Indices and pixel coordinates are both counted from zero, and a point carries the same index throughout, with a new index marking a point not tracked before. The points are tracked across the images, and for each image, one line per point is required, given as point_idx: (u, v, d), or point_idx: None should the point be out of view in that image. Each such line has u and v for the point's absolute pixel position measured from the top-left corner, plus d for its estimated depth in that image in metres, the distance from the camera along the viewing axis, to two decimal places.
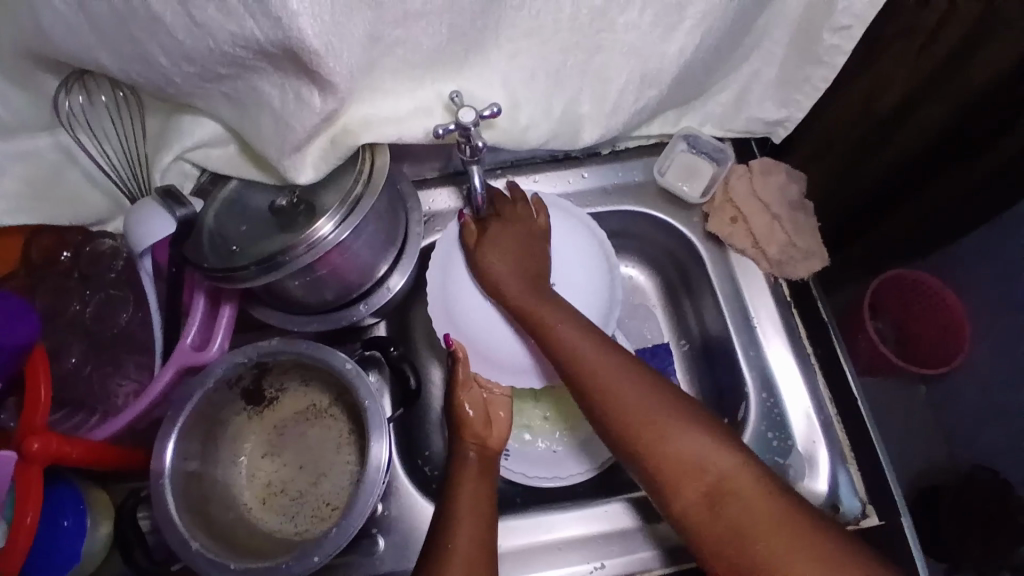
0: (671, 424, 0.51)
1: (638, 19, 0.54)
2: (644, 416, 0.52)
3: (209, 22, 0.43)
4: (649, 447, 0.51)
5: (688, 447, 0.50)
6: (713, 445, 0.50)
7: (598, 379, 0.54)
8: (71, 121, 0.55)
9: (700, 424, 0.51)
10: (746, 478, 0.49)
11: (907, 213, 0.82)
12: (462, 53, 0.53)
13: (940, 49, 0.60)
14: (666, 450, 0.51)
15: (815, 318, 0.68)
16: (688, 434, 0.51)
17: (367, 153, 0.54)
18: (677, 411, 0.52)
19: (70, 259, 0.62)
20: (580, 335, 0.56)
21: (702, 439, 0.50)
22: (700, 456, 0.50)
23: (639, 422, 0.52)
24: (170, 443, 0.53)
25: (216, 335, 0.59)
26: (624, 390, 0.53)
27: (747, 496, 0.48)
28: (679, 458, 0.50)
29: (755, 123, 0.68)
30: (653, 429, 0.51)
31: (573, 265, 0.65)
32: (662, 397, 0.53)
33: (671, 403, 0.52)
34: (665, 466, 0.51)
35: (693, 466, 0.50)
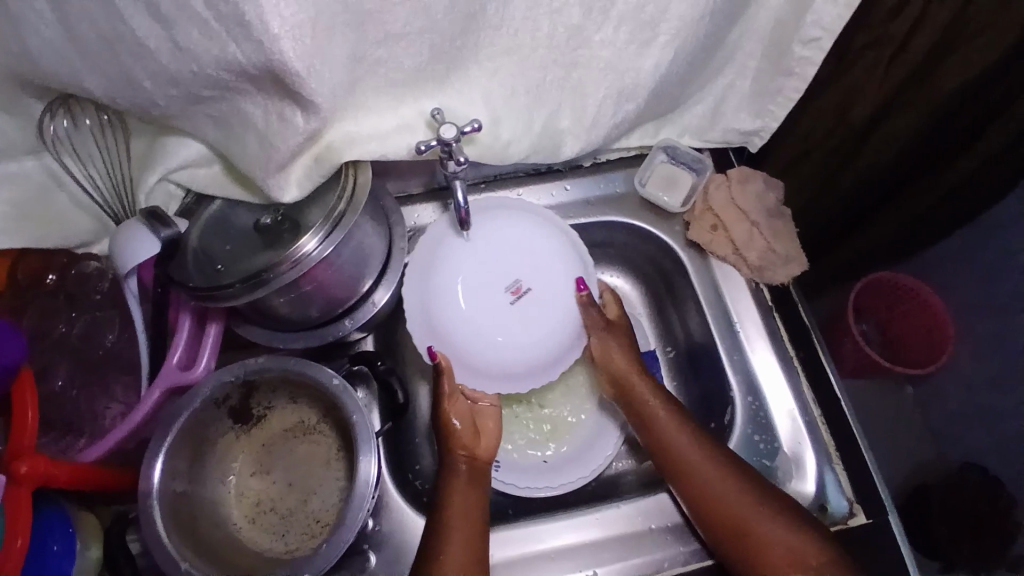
0: (747, 514, 0.57)
1: (614, 36, 0.55)
2: (738, 514, 0.58)
3: (193, 46, 0.43)
4: (739, 541, 0.57)
5: (769, 536, 0.56)
6: (793, 537, 0.55)
7: (685, 473, 0.60)
8: (55, 144, 0.55)
9: (783, 516, 0.57)
10: (826, 559, 0.54)
11: (894, 217, 0.83)
12: (443, 71, 0.54)
13: (908, 59, 0.62)
14: (759, 543, 0.56)
15: (796, 320, 0.69)
16: (776, 521, 0.56)
17: (350, 170, 0.55)
18: (748, 500, 0.58)
19: (56, 280, 0.62)
20: (675, 427, 0.63)
21: (781, 530, 0.56)
22: (791, 546, 0.55)
23: (728, 516, 0.58)
24: (158, 462, 0.53)
25: (202, 353, 0.59)
26: (718, 490, 0.59)
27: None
28: (766, 550, 0.56)
29: (732, 133, 0.70)
30: (734, 519, 0.58)
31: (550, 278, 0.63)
32: (749, 490, 0.58)
33: (746, 488, 0.58)
34: (757, 553, 0.56)
35: (784, 554, 0.55)
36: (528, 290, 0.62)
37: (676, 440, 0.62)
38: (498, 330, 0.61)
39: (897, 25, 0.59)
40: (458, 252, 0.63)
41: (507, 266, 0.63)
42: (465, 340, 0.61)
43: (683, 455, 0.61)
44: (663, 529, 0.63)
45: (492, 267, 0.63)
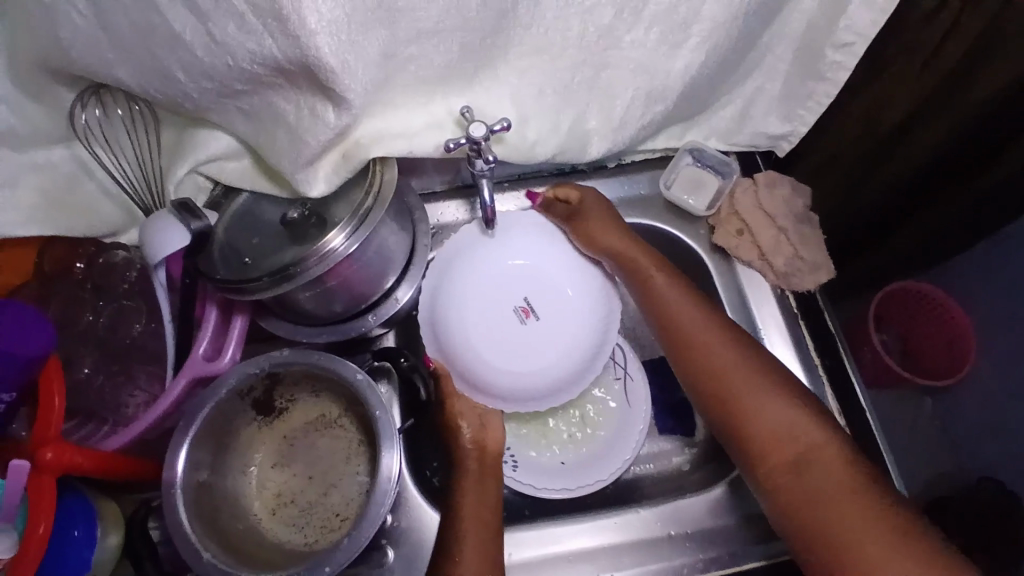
0: (749, 398, 0.59)
1: (645, 37, 0.55)
2: (738, 395, 0.59)
3: (229, 39, 0.44)
4: (733, 418, 0.59)
5: (768, 418, 0.58)
6: (792, 418, 0.57)
7: (691, 349, 0.62)
8: (87, 134, 0.56)
9: (783, 399, 0.58)
10: (822, 449, 0.56)
11: (916, 227, 0.81)
12: (473, 69, 0.54)
13: (940, 67, 0.61)
14: (755, 422, 0.58)
15: (822, 328, 0.68)
16: (775, 404, 0.58)
17: (377, 166, 0.55)
18: (754, 383, 0.59)
19: (83, 269, 0.62)
20: (686, 303, 0.63)
21: (777, 412, 0.58)
22: (787, 431, 0.57)
23: (726, 391, 0.60)
24: (182, 453, 0.54)
25: (228, 346, 0.59)
26: (719, 367, 0.61)
27: (829, 468, 0.55)
28: (762, 433, 0.58)
29: (760, 136, 0.69)
30: (734, 401, 0.59)
31: (553, 290, 0.64)
32: (755, 372, 0.60)
33: (754, 372, 0.60)
34: (755, 434, 0.58)
35: (779, 436, 0.57)
36: (530, 304, 0.63)
37: (682, 313, 0.63)
38: (517, 346, 0.62)
39: (930, 33, 0.60)
40: (461, 288, 0.64)
41: (509, 289, 0.64)
42: (484, 352, 0.62)
43: (688, 331, 0.62)
44: (682, 534, 0.63)
45: (509, 280, 0.64)
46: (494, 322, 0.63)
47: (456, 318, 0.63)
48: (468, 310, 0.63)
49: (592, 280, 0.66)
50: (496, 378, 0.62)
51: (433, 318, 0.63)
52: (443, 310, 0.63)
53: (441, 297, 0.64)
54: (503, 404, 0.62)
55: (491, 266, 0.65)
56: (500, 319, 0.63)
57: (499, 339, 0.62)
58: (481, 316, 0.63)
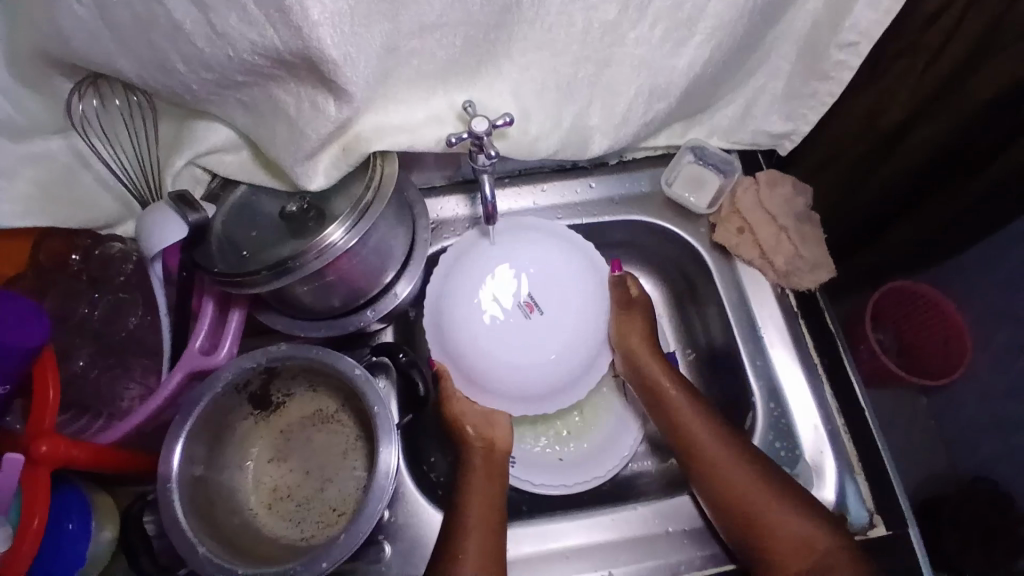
0: (767, 509, 0.58)
1: (649, 33, 0.54)
2: (753, 503, 0.58)
3: (230, 31, 0.43)
4: (752, 530, 0.58)
5: (788, 530, 0.57)
6: (810, 530, 0.57)
7: (708, 466, 0.61)
8: (85, 126, 0.55)
9: (800, 509, 0.58)
10: (835, 555, 0.56)
11: (916, 226, 0.81)
12: (475, 63, 0.53)
13: (942, 69, 0.61)
14: (769, 526, 0.57)
15: (821, 327, 0.68)
16: (788, 512, 0.57)
17: (377, 160, 0.54)
18: (771, 497, 0.58)
19: (79, 261, 0.61)
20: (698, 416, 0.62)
21: (797, 524, 0.57)
22: (800, 534, 0.57)
23: (745, 507, 0.58)
24: (178, 447, 0.53)
25: (225, 339, 0.59)
26: (729, 473, 0.59)
27: (846, 569, 0.55)
28: (783, 546, 0.57)
29: (762, 135, 0.69)
30: (752, 509, 0.58)
31: (553, 285, 0.62)
32: (761, 480, 0.59)
33: (771, 484, 0.59)
34: (776, 548, 0.57)
35: (794, 544, 0.57)
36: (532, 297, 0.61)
37: (692, 425, 0.62)
38: (524, 343, 0.60)
39: (933, 34, 0.59)
40: (460, 290, 0.62)
41: (508, 286, 0.61)
42: (493, 355, 0.60)
43: (695, 433, 0.62)
44: (679, 532, 0.63)
45: (506, 275, 0.62)
46: (496, 322, 0.60)
47: (459, 326, 0.61)
48: (468, 314, 0.61)
49: (595, 284, 0.64)
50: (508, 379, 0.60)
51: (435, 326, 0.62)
52: (446, 318, 0.61)
53: (440, 306, 0.62)
54: (518, 405, 0.61)
55: (487, 264, 0.63)
56: (500, 316, 0.61)
57: (504, 338, 0.60)
58: (479, 315, 0.61)
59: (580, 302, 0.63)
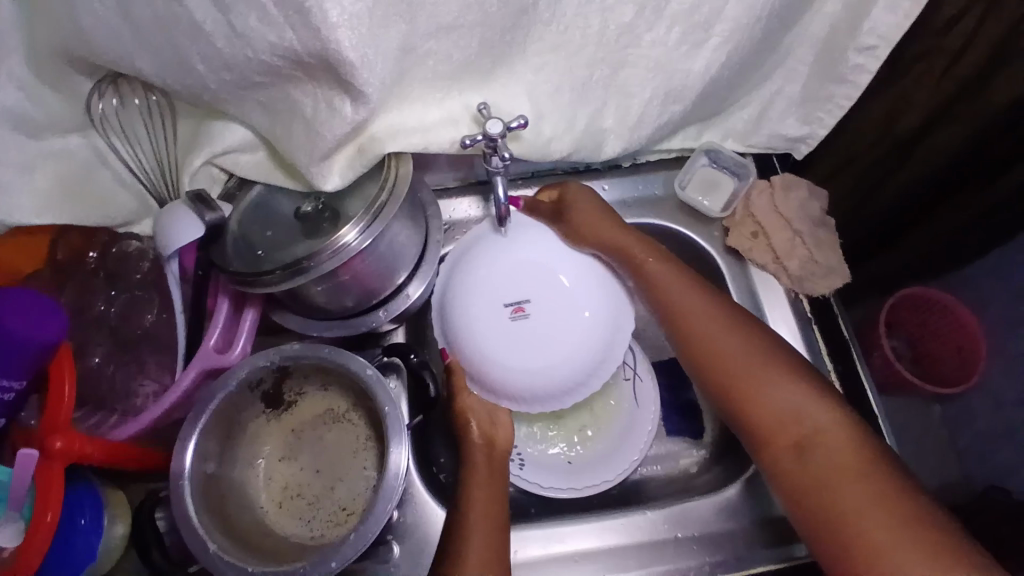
0: (755, 378, 0.58)
1: (665, 35, 0.54)
2: (739, 373, 0.59)
3: (249, 32, 0.43)
4: (738, 402, 0.58)
5: (776, 398, 0.57)
6: (798, 394, 0.56)
7: (690, 328, 0.62)
8: (104, 125, 0.56)
9: (790, 375, 0.57)
10: (826, 425, 0.55)
11: (929, 232, 0.80)
12: (491, 65, 0.53)
13: (962, 72, 0.60)
14: (765, 403, 0.57)
15: (835, 334, 0.67)
16: (786, 385, 0.57)
17: (392, 161, 0.55)
18: (760, 364, 0.58)
19: (96, 259, 0.63)
20: (682, 284, 0.63)
21: (783, 391, 0.57)
22: (796, 411, 0.56)
23: (729, 376, 0.59)
24: (192, 443, 0.54)
25: (239, 337, 0.59)
26: (726, 354, 0.60)
27: (837, 450, 0.53)
28: (768, 412, 0.57)
29: (778, 138, 0.68)
30: (739, 381, 0.58)
31: (542, 281, 0.61)
32: (762, 356, 0.59)
33: (761, 355, 0.59)
34: (762, 415, 0.57)
35: (785, 419, 0.56)
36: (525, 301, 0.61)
37: (679, 299, 0.62)
38: (549, 330, 0.60)
39: (954, 35, 0.59)
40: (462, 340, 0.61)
41: (497, 299, 0.61)
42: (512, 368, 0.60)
43: (682, 310, 0.62)
44: (689, 538, 0.63)
45: (481, 300, 0.61)
46: (502, 334, 0.60)
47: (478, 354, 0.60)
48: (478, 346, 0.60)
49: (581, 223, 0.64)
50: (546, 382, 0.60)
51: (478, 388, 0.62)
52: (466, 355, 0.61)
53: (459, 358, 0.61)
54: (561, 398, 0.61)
55: (464, 307, 0.61)
56: (508, 328, 0.60)
57: (532, 346, 0.60)
58: (495, 346, 0.60)
59: (555, 258, 0.63)
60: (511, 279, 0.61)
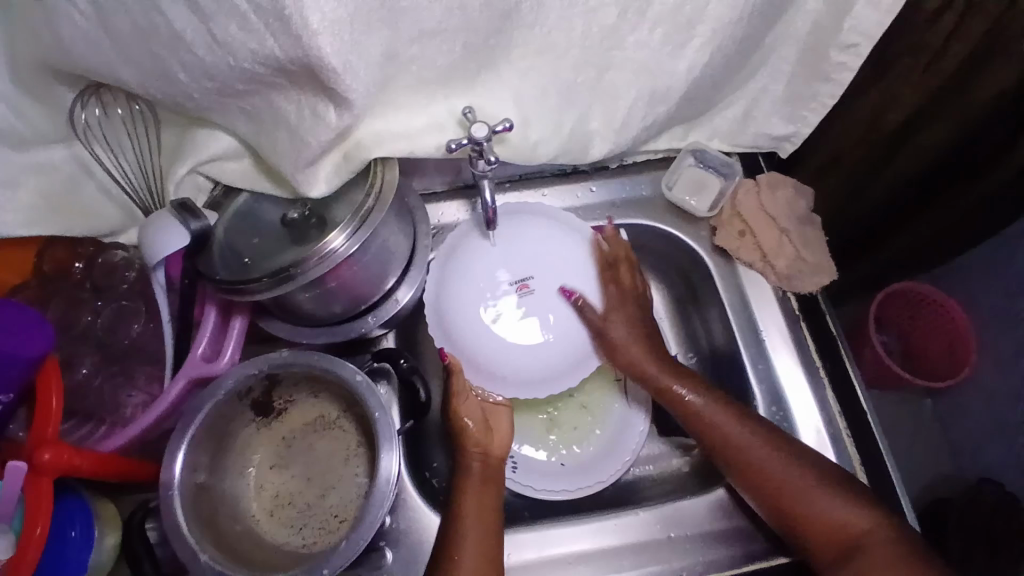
0: (793, 488, 0.57)
1: (649, 37, 0.55)
2: (777, 487, 0.57)
3: (230, 40, 0.43)
4: (781, 513, 0.57)
5: (819, 506, 0.56)
6: (845, 507, 0.55)
7: (715, 445, 0.60)
8: (86, 133, 0.56)
9: (829, 485, 0.56)
10: (873, 533, 0.54)
11: (917, 226, 0.81)
12: (476, 69, 0.53)
13: (944, 68, 0.61)
14: (811, 508, 0.56)
15: (823, 331, 0.67)
16: (826, 496, 0.56)
17: (378, 167, 0.55)
18: (798, 471, 0.57)
19: (83, 269, 0.62)
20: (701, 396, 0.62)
21: (828, 502, 0.56)
22: (841, 516, 0.55)
23: (766, 487, 0.58)
24: (181, 454, 0.53)
25: (227, 346, 0.59)
26: (757, 470, 0.58)
27: (884, 557, 0.52)
28: (814, 522, 0.56)
29: (763, 138, 0.68)
30: (780, 492, 0.57)
31: (538, 259, 0.63)
32: (796, 465, 0.57)
33: (800, 464, 0.57)
34: (807, 524, 0.56)
35: (833, 526, 0.55)
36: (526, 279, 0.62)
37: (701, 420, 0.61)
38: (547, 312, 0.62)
39: (935, 33, 0.58)
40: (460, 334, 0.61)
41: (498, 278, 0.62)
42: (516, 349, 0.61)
43: (708, 425, 0.60)
44: (682, 537, 0.63)
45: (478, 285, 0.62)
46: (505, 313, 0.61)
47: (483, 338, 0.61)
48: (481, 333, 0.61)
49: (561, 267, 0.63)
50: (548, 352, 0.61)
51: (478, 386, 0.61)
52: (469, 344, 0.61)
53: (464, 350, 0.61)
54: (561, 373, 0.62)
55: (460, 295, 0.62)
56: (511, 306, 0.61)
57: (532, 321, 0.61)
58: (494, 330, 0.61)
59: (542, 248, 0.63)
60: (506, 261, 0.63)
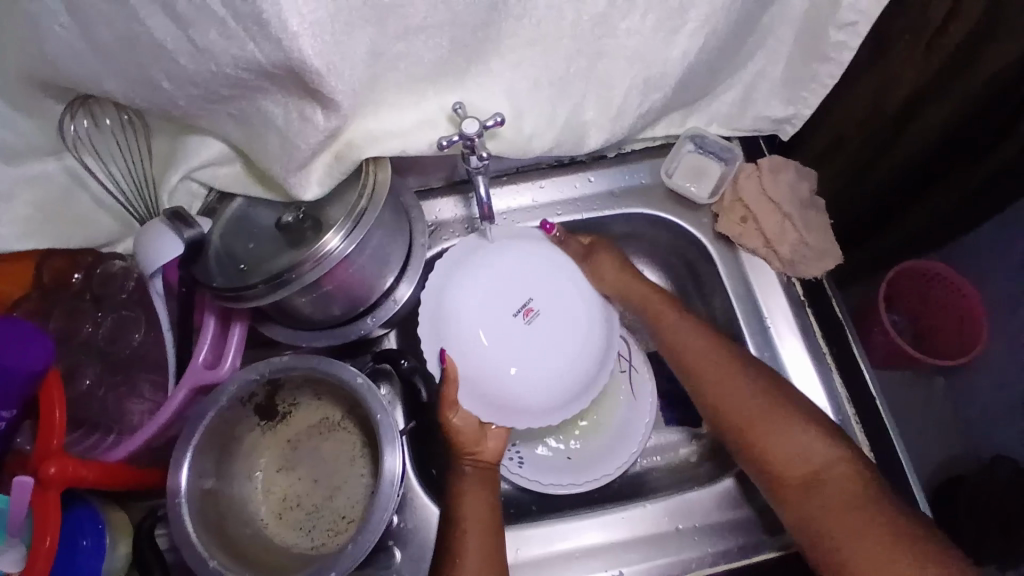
0: (764, 421, 0.59)
1: (641, 24, 0.53)
2: (751, 417, 0.59)
3: (211, 46, 0.43)
4: (750, 444, 0.59)
5: (785, 438, 0.58)
6: (813, 442, 0.57)
7: (701, 379, 0.62)
8: (76, 145, 0.56)
9: (798, 419, 0.58)
10: (834, 467, 0.56)
11: (925, 205, 0.79)
12: (465, 63, 0.52)
13: (947, 45, 0.59)
14: (779, 443, 0.58)
15: (828, 316, 0.67)
16: (795, 431, 0.58)
17: (370, 167, 0.54)
18: (771, 405, 0.59)
19: (81, 280, 0.62)
20: (695, 335, 0.64)
21: (795, 436, 0.58)
22: (808, 453, 0.57)
23: (741, 419, 0.60)
24: (186, 460, 0.54)
25: (228, 352, 0.59)
26: (735, 403, 0.60)
27: (839, 491, 0.55)
28: (779, 454, 0.58)
29: (763, 121, 0.67)
30: (752, 424, 0.59)
31: (532, 278, 0.61)
32: (772, 400, 0.59)
33: (776, 400, 0.59)
34: (771, 455, 0.58)
35: (797, 459, 0.57)
36: (528, 301, 0.60)
37: (692, 355, 0.63)
38: (558, 330, 0.60)
39: (935, 12, 0.57)
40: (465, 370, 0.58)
41: (496, 309, 0.60)
42: (537, 371, 0.58)
43: (697, 362, 0.63)
44: (690, 529, 0.62)
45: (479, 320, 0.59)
46: (514, 338, 0.59)
47: (503, 370, 0.58)
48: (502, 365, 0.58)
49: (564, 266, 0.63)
50: (571, 366, 0.59)
51: (479, 400, 0.59)
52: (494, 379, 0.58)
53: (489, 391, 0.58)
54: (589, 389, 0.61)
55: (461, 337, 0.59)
56: (524, 334, 0.59)
57: (547, 340, 0.59)
58: (512, 360, 0.58)
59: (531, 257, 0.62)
60: (500, 285, 0.61)
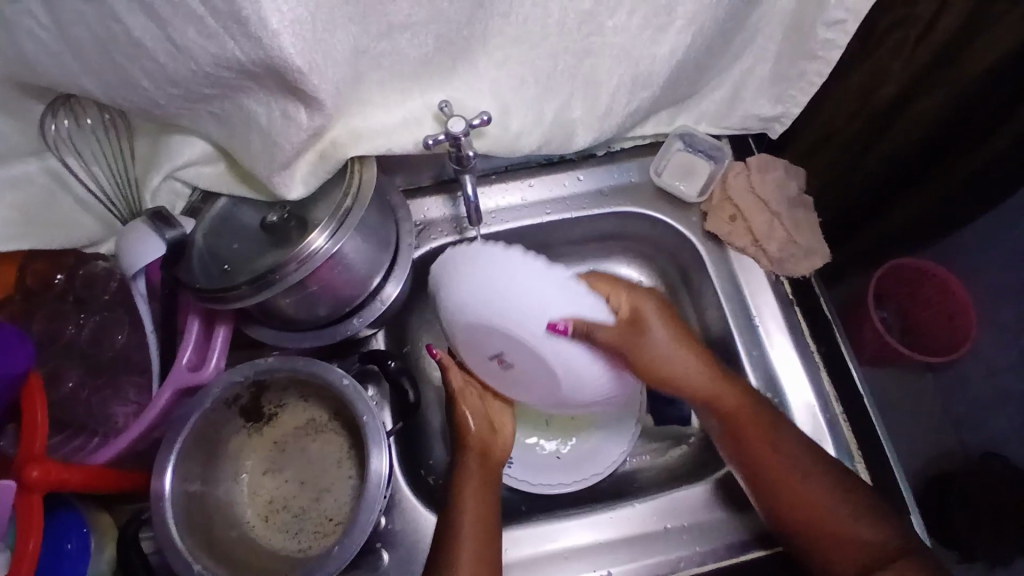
0: (823, 506, 0.56)
1: (628, 21, 0.53)
2: (809, 501, 0.56)
3: (189, 44, 0.42)
4: (810, 530, 0.56)
5: (847, 524, 0.55)
6: (875, 529, 0.55)
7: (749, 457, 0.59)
8: (57, 145, 0.55)
9: (857, 504, 0.56)
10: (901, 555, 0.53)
11: (913, 203, 0.79)
12: (450, 60, 0.52)
13: (936, 41, 0.59)
14: (841, 530, 0.55)
15: (817, 314, 0.67)
16: (858, 518, 0.55)
17: (355, 165, 0.53)
18: (828, 488, 0.56)
19: (64, 281, 0.61)
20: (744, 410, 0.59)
21: (857, 524, 0.55)
22: (872, 540, 0.54)
23: (799, 504, 0.56)
24: (170, 464, 0.53)
25: (212, 353, 0.59)
26: (788, 483, 0.57)
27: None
28: (842, 543, 0.55)
29: (751, 119, 0.67)
30: (811, 508, 0.56)
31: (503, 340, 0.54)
32: (828, 483, 0.57)
33: (833, 483, 0.56)
34: (833, 544, 0.55)
35: (859, 547, 0.55)
36: (500, 356, 0.56)
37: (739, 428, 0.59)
38: (537, 373, 0.56)
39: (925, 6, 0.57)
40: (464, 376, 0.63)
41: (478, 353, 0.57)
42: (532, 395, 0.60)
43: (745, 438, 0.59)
44: (679, 528, 0.62)
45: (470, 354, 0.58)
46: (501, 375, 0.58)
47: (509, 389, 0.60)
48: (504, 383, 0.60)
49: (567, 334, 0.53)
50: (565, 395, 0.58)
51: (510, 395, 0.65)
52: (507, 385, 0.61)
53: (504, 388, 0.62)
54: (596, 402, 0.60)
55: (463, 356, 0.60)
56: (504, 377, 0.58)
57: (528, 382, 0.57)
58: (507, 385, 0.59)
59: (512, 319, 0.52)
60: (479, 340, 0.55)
